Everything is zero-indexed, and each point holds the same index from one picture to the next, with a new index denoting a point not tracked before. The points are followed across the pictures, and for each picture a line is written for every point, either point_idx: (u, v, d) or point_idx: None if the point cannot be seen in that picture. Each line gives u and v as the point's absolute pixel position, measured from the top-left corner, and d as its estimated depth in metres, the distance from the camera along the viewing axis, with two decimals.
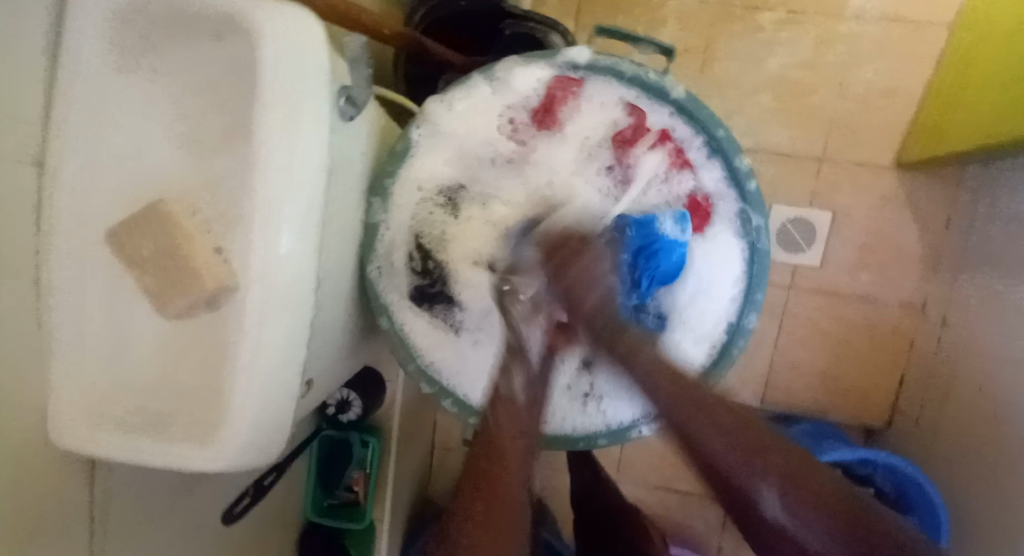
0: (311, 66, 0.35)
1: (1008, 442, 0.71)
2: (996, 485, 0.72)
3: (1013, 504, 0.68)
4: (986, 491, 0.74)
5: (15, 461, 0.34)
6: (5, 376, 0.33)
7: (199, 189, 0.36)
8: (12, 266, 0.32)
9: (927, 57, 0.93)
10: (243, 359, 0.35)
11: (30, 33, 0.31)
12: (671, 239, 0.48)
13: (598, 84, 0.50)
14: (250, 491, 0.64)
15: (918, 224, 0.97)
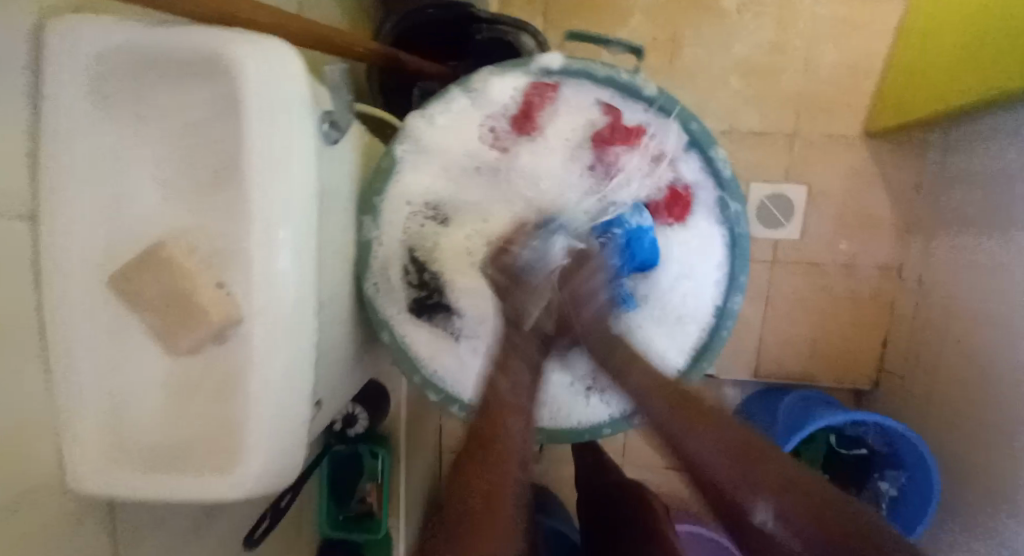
0: (296, 97, 0.36)
1: (999, 395, 0.74)
2: (988, 433, 0.76)
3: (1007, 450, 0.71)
4: (978, 440, 0.78)
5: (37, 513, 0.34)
6: (20, 430, 0.33)
7: (196, 228, 0.36)
8: (17, 321, 0.32)
9: (885, 29, 0.96)
10: (255, 387, 0.36)
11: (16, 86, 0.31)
12: (638, 227, 0.51)
13: (573, 87, 0.51)
14: (267, 514, 0.65)
15: (889, 190, 1.00)
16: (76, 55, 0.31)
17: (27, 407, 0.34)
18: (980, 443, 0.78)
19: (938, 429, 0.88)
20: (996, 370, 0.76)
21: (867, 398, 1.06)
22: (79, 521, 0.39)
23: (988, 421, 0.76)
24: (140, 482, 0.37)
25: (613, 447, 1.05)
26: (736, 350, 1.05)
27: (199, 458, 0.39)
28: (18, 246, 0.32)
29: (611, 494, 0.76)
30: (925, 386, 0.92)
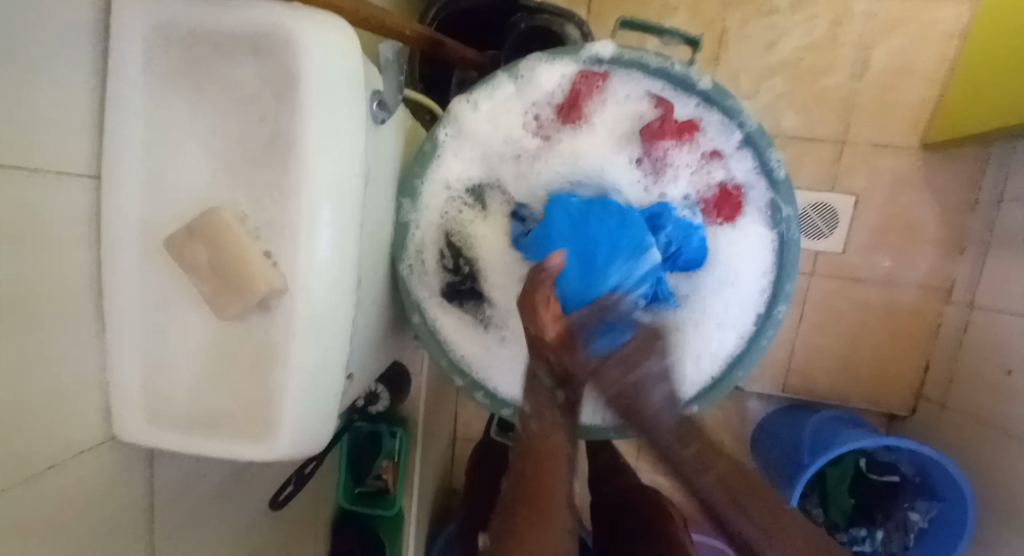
0: (350, 75, 0.37)
1: None
2: None
3: None
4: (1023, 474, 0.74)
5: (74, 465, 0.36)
6: (64, 382, 0.34)
7: (242, 199, 0.37)
8: (68, 274, 0.34)
9: (951, 34, 0.91)
10: (292, 356, 0.37)
11: (80, 48, 0.32)
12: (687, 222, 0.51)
13: (623, 77, 0.49)
14: (291, 480, 0.66)
15: (943, 205, 0.95)
16: (140, 21, 0.33)
17: (74, 357, 0.35)
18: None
19: (978, 459, 0.84)
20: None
21: (901, 420, 1.02)
22: (120, 472, 0.41)
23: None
24: (180, 436, 0.39)
25: (630, 449, 1.04)
26: (765, 361, 1.02)
27: (232, 421, 0.40)
28: (76, 201, 0.34)
29: (627, 496, 0.75)
30: (968, 413, 0.87)
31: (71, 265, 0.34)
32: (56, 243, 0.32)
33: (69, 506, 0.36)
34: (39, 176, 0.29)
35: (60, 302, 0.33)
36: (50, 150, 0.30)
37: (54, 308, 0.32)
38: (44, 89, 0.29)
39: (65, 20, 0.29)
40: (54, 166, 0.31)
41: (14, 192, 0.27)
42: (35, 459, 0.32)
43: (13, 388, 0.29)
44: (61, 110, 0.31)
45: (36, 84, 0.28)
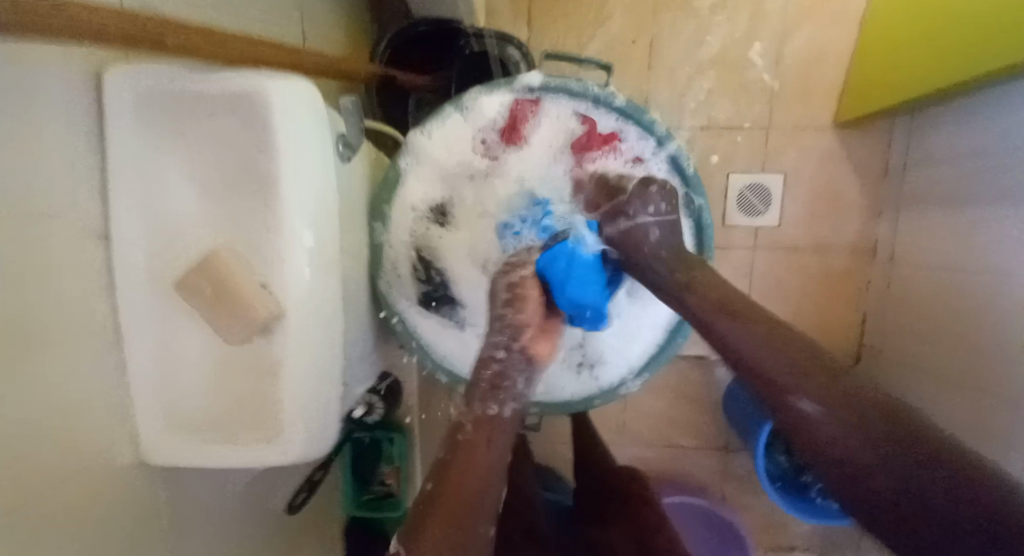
0: (312, 123, 0.43)
1: (971, 356, 0.80)
2: (960, 390, 0.82)
3: (982, 406, 0.76)
4: (951, 398, 0.84)
5: (109, 488, 0.41)
6: (93, 412, 0.40)
7: (236, 237, 0.43)
8: (89, 322, 0.39)
9: (849, 21, 1.03)
10: (295, 368, 0.44)
11: (80, 128, 0.37)
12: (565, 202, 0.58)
13: (553, 100, 0.58)
14: (304, 487, 0.71)
15: (861, 172, 1.07)
16: (124, 99, 0.38)
17: (98, 392, 0.40)
18: (956, 404, 0.83)
19: (912, 395, 0.94)
20: (966, 335, 0.81)
21: (848, 370, 1.13)
22: (149, 490, 0.46)
23: (962, 381, 0.81)
24: (200, 453, 0.45)
25: (611, 427, 1.12)
26: None
27: (249, 430, 0.46)
28: (89, 256, 0.39)
29: (602, 467, 0.81)
30: (902, 355, 0.98)
31: (89, 310, 0.39)
32: (76, 296, 0.37)
33: (100, 528, 0.40)
34: (59, 241, 0.35)
35: (85, 348, 0.38)
36: (63, 220, 0.36)
37: (72, 357, 0.37)
38: (58, 168, 0.35)
39: (59, 104, 0.34)
40: (67, 233, 0.36)
41: (34, 257, 0.32)
42: (69, 485, 0.37)
43: (43, 429, 0.34)
44: (70, 183, 0.36)
45: (38, 163, 0.32)
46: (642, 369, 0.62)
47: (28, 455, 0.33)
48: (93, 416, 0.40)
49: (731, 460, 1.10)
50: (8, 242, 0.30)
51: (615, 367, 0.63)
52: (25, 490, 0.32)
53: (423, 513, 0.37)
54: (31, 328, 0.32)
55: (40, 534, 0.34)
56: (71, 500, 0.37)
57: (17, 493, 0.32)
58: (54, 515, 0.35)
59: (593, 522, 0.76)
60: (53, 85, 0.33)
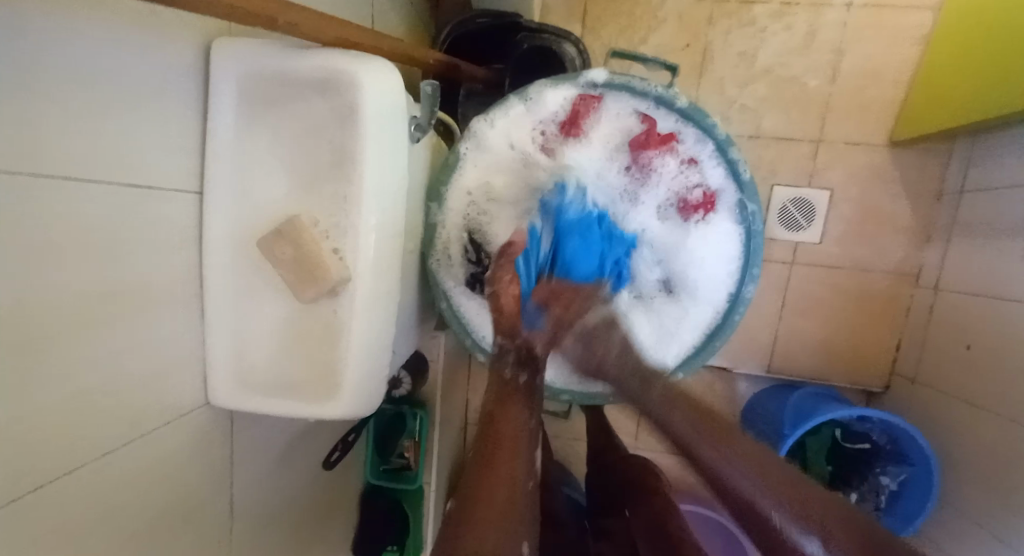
0: (395, 105, 0.46)
1: (1009, 391, 0.78)
2: (996, 425, 0.80)
3: (1017, 443, 0.75)
4: (984, 432, 0.83)
5: (177, 423, 0.45)
6: (169, 352, 0.43)
7: (314, 205, 0.47)
8: (175, 270, 0.43)
9: (914, 40, 1.00)
10: (357, 331, 0.47)
11: (184, 91, 0.40)
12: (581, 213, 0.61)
13: (615, 98, 0.59)
14: (339, 447, 0.78)
15: (910, 196, 1.05)
16: (229, 71, 0.42)
17: (174, 337, 0.44)
18: (990, 440, 0.81)
19: (943, 426, 0.93)
20: (1006, 370, 0.79)
21: (877, 395, 1.12)
22: (208, 433, 0.50)
23: (1000, 417, 0.79)
24: (261, 400, 0.49)
25: (629, 427, 1.13)
26: (750, 344, 1.12)
27: (307, 385, 0.50)
28: (182, 209, 0.43)
29: (618, 455, 0.82)
30: (937, 385, 0.96)
31: (174, 261, 0.42)
32: (166, 244, 0.41)
33: (161, 463, 0.43)
34: (157, 192, 0.39)
35: (169, 293, 0.42)
36: (162, 173, 0.39)
37: (154, 302, 0.40)
38: (161, 125, 0.38)
39: (164, 70, 0.37)
40: (164, 186, 0.40)
41: (133, 206, 0.36)
42: (143, 414, 0.41)
43: (124, 358, 0.38)
44: (173, 141, 0.40)
45: (143, 116, 0.36)
46: (676, 368, 0.63)
47: (98, 388, 0.35)
48: (169, 355, 0.44)
49: None
50: (95, 189, 0.32)
51: None
52: (105, 410, 0.36)
53: (476, 471, 0.43)
54: (123, 266, 0.36)
55: (116, 453, 0.38)
56: (143, 427, 0.41)
57: (83, 420, 0.34)
58: (127, 441, 0.39)
59: (613, 512, 0.75)
60: (162, 53, 0.36)
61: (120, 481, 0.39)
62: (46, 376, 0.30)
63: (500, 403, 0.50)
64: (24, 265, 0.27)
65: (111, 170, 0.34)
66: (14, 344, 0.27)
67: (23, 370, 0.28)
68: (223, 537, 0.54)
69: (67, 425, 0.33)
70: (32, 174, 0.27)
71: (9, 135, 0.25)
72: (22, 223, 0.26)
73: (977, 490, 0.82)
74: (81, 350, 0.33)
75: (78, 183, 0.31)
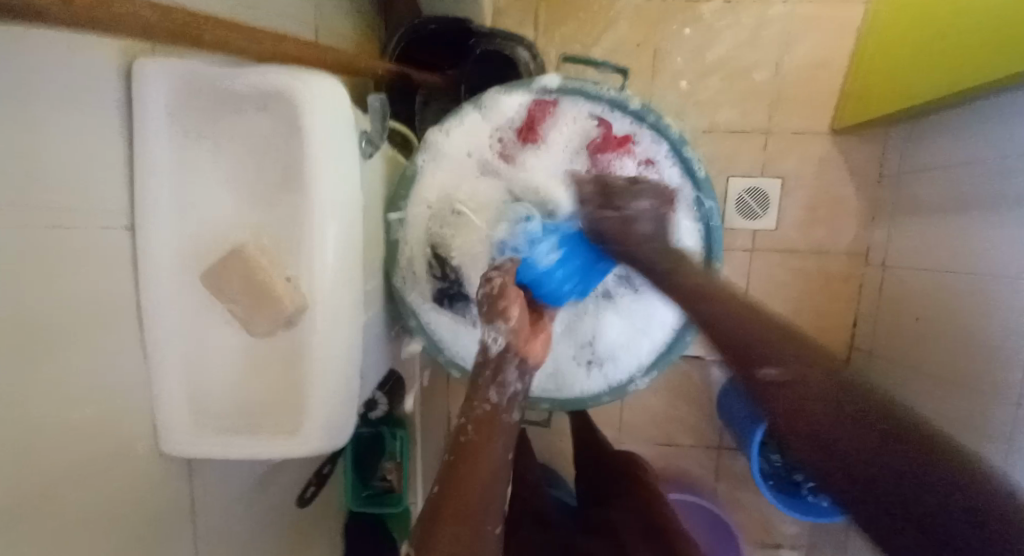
0: (343, 121, 0.44)
1: (959, 359, 0.82)
2: (948, 392, 0.84)
3: (969, 409, 0.79)
4: (938, 400, 0.87)
5: (127, 478, 0.41)
6: (114, 402, 0.40)
7: (262, 231, 0.44)
8: (113, 311, 0.39)
9: (850, 29, 1.05)
10: (319, 362, 0.44)
11: (107, 117, 0.37)
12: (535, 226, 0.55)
13: (570, 103, 0.59)
14: (314, 480, 0.74)
15: (856, 179, 1.09)
16: (155, 90, 0.38)
17: (117, 383, 0.40)
18: (944, 406, 0.85)
19: (902, 396, 0.97)
20: (954, 339, 0.84)
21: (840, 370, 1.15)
22: (163, 483, 0.46)
23: (952, 384, 0.84)
24: (220, 443, 0.46)
25: (608, 424, 1.13)
26: None
27: (270, 421, 0.47)
28: (115, 245, 0.39)
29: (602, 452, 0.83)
30: (893, 357, 1.01)
31: (112, 300, 0.39)
32: (101, 284, 0.38)
33: (110, 523, 0.40)
34: (87, 229, 0.36)
35: (108, 337, 0.39)
36: (91, 208, 0.36)
37: (91, 348, 0.37)
38: (86, 156, 0.35)
39: (86, 94, 0.34)
40: (93, 221, 0.36)
41: (61, 247, 0.33)
42: (89, 473, 0.37)
43: (65, 416, 0.34)
44: (100, 172, 0.37)
45: (66, 148, 0.33)
46: (651, 366, 0.63)
47: (44, 445, 0.32)
48: (115, 405, 0.40)
49: (723, 457, 1.13)
50: (24, 230, 0.29)
51: (624, 365, 0.65)
52: (48, 475, 0.33)
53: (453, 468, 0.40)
54: (55, 315, 0.32)
55: (63, 521, 0.34)
56: (90, 488, 0.37)
57: (30, 484, 0.31)
58: (75, 505, 0.35)
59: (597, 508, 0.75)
60: (83, 78, 0.33)
61: (68, 550, 0.35)
62: None
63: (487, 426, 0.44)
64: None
65: (36, 212, 0.30)
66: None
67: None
68: None
69: (14, 494, 0.30)
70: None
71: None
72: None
73: None
74: (23, 409, 0.30)
75: (8, 225, 0.28)
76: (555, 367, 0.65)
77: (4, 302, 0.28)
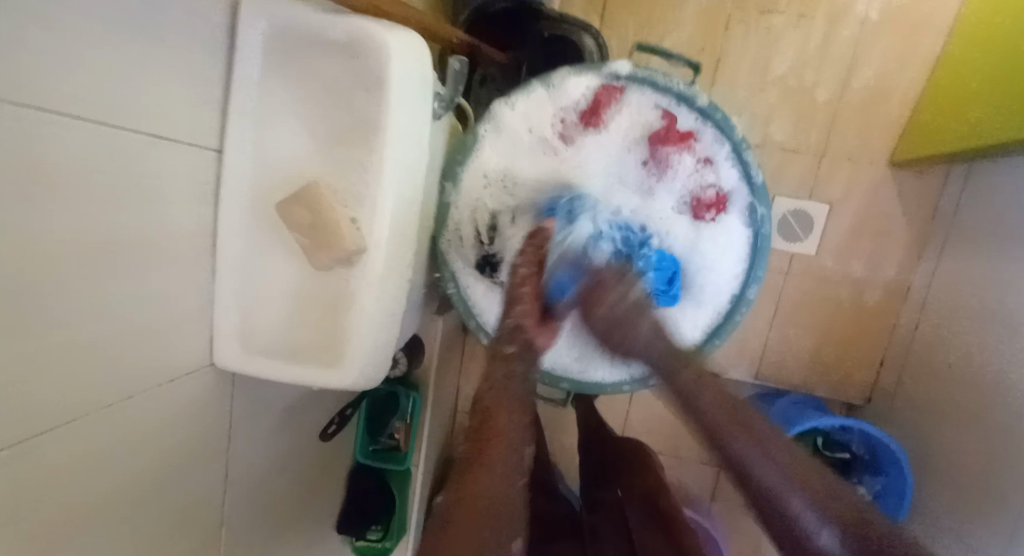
0: (421, 79, 0.46)
1: (985, 409, 0.80)
2: (971, 441, 0.83)
3: (990, 461, 0.77)
4: (960, 449, 0.85)
5: (180, 383, 0.44)
6: (178, 311, 0.43)
7: (332, 173, 0.47)
8: (189, 226, 0.42)
9: (924, 60, 1.02)
10: (367, 302, 0.47)
11: (208, 44, 0.39)
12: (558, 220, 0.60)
13: (638, 92, 0.60)
14: (335, 420, 0.79)
15: (906, 215, 1.07)
16: (256, 27, 0.41)
17: (184, 291, 0.43)
18: (966, 457, 0.83)
19: (922, 439, 0.96)
20: (983, 388, 0.82)
21: (859, 406, 1.14)
22: (207, 395, 0.49)
23: (976, 435, 0.82)
24: (265, 366, 0.49)
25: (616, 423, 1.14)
26: (741, 348, 1.14)
27: (311, 351, 0.51)
28: (200, 166, 0.42)
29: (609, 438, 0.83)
30: (917, 399, 0.99)
31: (189, 217, 0.42)
32: (183, 199, 0.40)
33: (162, 422, 0.43)
34: (178, 146, 0.38)
35: (183, 250, 0.42)
36: (184, 125, 0.39)
37: (168, 257, 0.40)
38: (188, 76, 0.38)
39: (194, 20, 0.37)
40: (185, 139, 0.39)
41: (153, 156, 0.35)
42: (149, 370, 0.40)
43: (135, 312, 0.37)
44: (196, 94, 0.39)
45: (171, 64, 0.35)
46: None
47: (115, 334, 0.35)
48: (178, 314, 0.43)
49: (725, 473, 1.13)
50: (119, 133, 0.32)
51: None
52: (115, 361, 0.36)
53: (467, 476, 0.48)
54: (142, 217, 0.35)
55: (125, 406, 0.37)
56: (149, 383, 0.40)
57: (101, 364, 0.34)
58: (137, 396, 0.39)
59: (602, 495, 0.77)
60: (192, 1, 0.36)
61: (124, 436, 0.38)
62: (65, 319, 0.30)
63: (499, 410, 0.52)
64: (54, 200, 0.26)
65: (137, 118, 0.33)
66: (46, 281, 0.27)
67: (52, 306, 0.28)
68: (214, 501, 0.53)
69: (89, 370, 0.33)
70: (72, 112, 0.27)
71: (46, 67, 0.24)
72: (61, 156, 0.26)
73: (950, 504, 0.85)
74: (102, 294, 0.33)
75: (110, 124, 0.30)
76: (581, 352, 0.67)
77: (104, 194, 0.31)
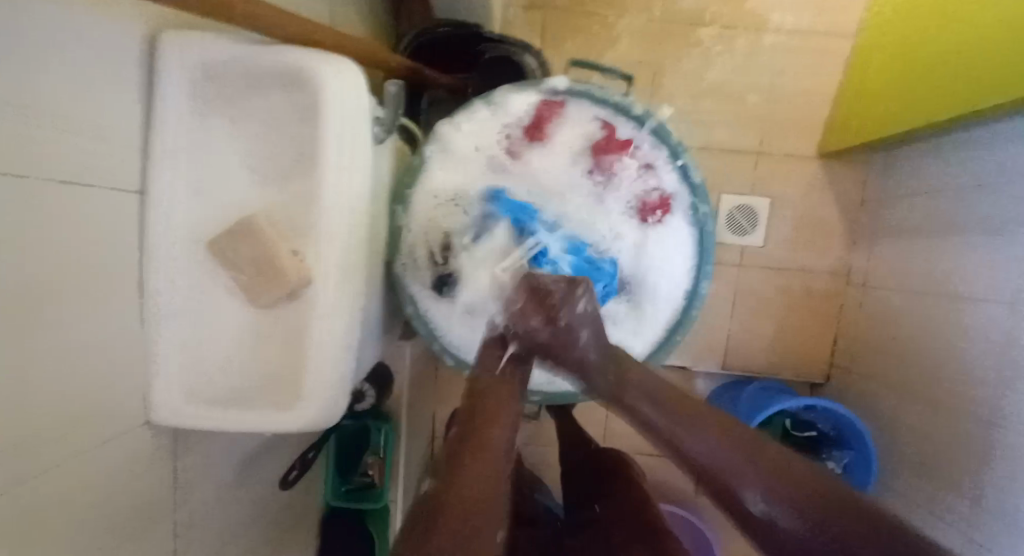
0: (359, 105, 0.45)
1: (933, 378, 0.85)
2: (924, 410, 0.87)
3: (943, 425, 0.81)
4: (915, 417, 0.90)
5: (120, 444, 0.41)
6: (112, 366, 0.39)
7: (273, 207, 0.46)
8: (120, 275, 0.39)
9: (838, 60, 1.10)
10: (319, 336, 0.45)
11: (128, 83, 0.37)
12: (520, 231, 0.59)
13: (577, 105, 0.61)
14: (297, 465, 0.74)
15: (839, 203, 1.14)
16: (173, 67, 0.39)
17: (119, 344, 0.40)
18: (922, 424, 0.88)
19: (880, 413, 1.00)
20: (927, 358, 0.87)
21: (821, 385, 1.18)
22: (151, 453, 0.45)
23: (927, 402, 0.86)
24: (217, 416, 0.46)
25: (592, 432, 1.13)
26: (705, 344, 1.16)
27: (264, 396, 0.48)
28: (127, 210, 0.40)
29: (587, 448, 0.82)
30: (870, 375, 1.04)
31: (118, 265, 0.39)
32: (110, 247, 0.38)
33: (103, 489, 0.39)
34: (103, 191, 0.36)
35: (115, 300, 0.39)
36: (108, 169, 0.36)
37: (99, 308, 0.37)
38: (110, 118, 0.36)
39: (114, 59, 0.35)
40: (109, 185, 0.37)
41: (77, 204, 0.33)
42: (86, 434, 0.37)
43: (68, 372, 0.34)
44: (119, 136, 0.37)
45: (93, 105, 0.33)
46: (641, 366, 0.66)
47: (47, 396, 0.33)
48: (113, 369, 0.40)
49: None
50: (42, 183, 0.29)
51: None
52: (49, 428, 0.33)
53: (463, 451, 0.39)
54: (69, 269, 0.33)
55: (62, 476, 0.34)
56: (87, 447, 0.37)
57: (34, 428, 0.31)
58: (74, 463, 0.35)
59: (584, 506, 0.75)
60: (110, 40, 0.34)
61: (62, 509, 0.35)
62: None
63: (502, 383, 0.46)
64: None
65: (62, 164, 0.31)
66: None
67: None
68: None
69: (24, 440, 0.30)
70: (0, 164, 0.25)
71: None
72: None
73: (914, 471, 0.89)
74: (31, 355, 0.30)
75: (34, 173, 0.28)
76: None
77: (29, 246, 0.28)
